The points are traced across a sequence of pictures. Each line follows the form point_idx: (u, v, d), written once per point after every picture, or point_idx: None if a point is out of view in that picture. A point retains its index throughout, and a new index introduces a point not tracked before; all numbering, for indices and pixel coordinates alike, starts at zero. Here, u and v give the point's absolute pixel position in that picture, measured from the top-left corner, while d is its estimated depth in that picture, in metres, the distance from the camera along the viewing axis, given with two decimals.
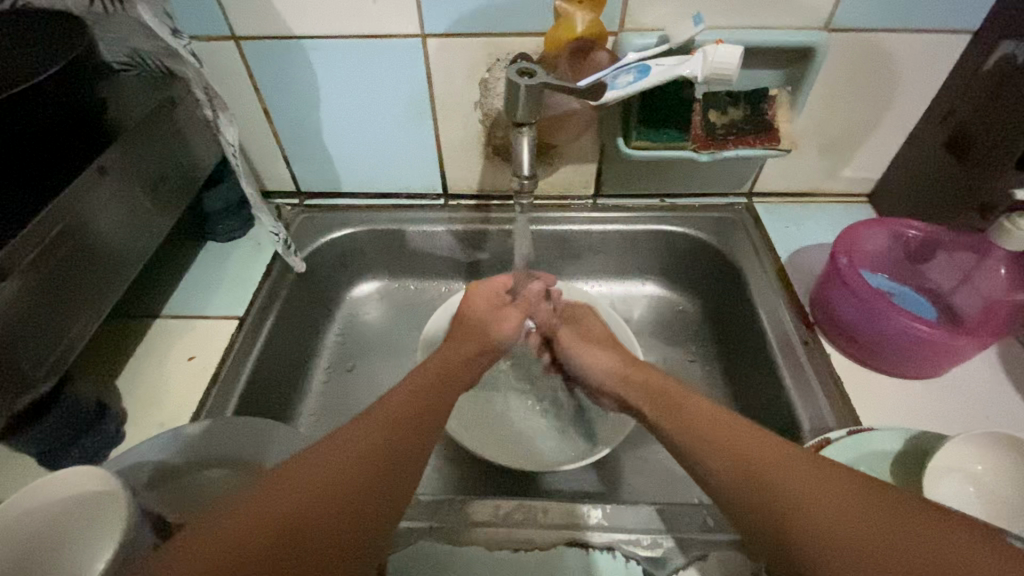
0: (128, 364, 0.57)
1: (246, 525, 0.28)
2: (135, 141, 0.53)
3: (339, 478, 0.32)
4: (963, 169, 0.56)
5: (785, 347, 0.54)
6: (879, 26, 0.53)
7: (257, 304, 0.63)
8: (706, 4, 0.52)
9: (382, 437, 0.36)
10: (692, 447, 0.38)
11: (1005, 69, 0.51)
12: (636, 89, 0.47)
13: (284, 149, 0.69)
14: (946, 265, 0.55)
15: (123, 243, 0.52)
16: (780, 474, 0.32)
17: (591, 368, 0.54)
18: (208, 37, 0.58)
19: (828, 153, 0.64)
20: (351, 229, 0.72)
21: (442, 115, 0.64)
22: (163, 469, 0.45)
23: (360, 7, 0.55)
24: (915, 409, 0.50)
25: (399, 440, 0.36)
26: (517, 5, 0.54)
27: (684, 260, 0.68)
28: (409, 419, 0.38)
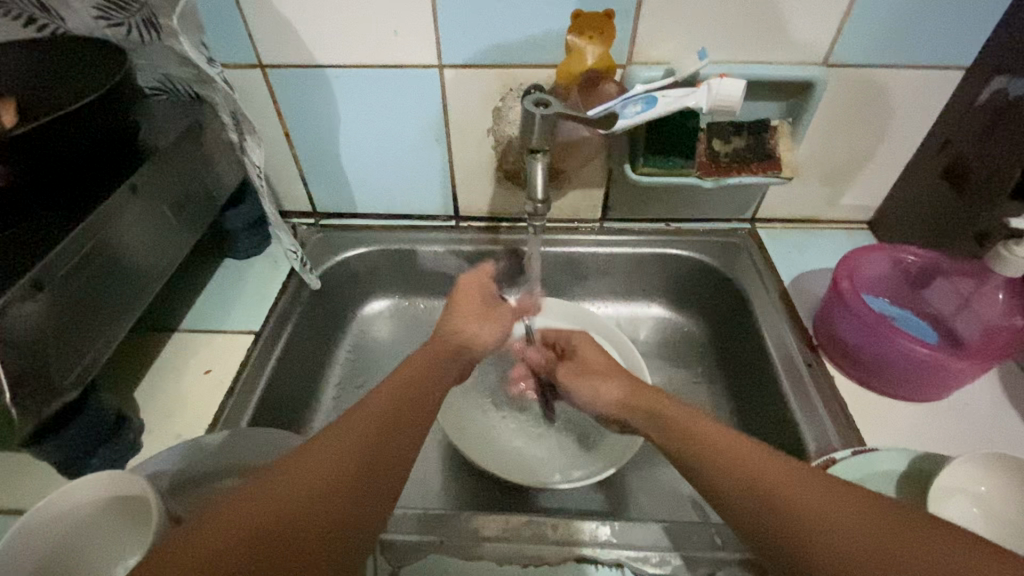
0: (148, 376, 0.59)
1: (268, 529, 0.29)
2: (165, 162, 0.55)
3: (337, 475, 0.33)
4: (960, 198, 0.58)
5: (789, 369, 0.55)
6: (874, 63, 0.56)
7: (272, 320, 0.64)
8: (709, 40, 0.55)
9: (374, 433, 0.36)
10: (694, 455, 0.38)
11: (997, 103, 0.53)
12: (646, 118, 0.49)
13: (303, 171, 0.72)
14: (945, 290, 0.56)
15: (149, 258, 0.54)
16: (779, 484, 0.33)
17: (595, 401, 0.49)
18: (238, 65, 0.62)
19: (829, 181, 0.66)
20: (364, 249, 0.74)
21: (456, 140, 0.67)
22: (182, 478, 0.46)
23: (382, 38, 0.58)
24: (919, 430, 0.51)
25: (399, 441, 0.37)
26: (531, 39, 0.57)
27: (689, 283, 0.70)
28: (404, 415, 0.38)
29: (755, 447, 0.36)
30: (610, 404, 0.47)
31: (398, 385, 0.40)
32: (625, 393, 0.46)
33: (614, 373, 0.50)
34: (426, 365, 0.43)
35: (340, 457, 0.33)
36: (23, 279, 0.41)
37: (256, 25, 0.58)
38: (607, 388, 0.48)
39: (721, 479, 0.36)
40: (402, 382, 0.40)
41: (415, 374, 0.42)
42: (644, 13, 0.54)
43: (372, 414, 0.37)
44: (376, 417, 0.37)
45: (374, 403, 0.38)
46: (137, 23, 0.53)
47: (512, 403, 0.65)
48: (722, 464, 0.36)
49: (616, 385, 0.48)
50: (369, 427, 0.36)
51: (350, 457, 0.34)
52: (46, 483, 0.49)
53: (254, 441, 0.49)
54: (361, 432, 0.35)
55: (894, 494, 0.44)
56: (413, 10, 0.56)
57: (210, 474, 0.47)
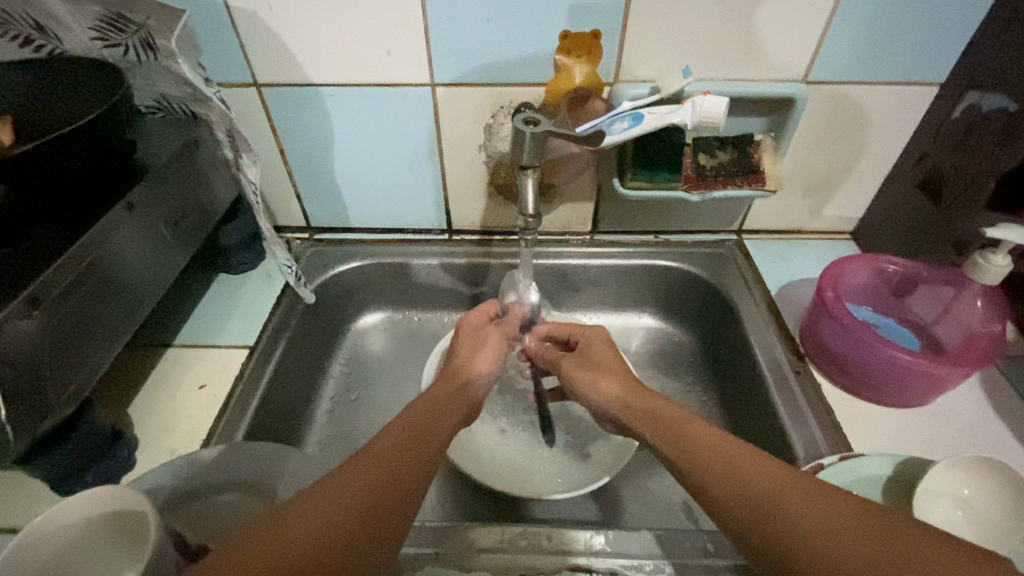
0: (142, 392, 0.59)
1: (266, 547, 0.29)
2: (161, 179, 0.56)
3: (338, 512, 0.33)
4: (938, 208, 0.60)
5: (777, 376, 0.56)
6: (852, 80, 0.58)
7: (266, 334, 0.65)
8: (693, 59, 0.57)
9: (379, 472, 0.36)
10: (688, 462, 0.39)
11: (971, 118, 0.55)
12: (633, 134, 0.51)
13: (297, 187, 0.73)
14: (926, 298, 0.57)
15: (144, 275, 0.54)
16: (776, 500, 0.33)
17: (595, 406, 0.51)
18: (233, 84, 0.63)
19: (812, 193, 0.68)
20: (358, 262, 0.75)
21: (449, 156, 0.68)
22: (178, 493, 0.46)
23: (375, 57, 0.59)
24: (904, 435, 0.52)
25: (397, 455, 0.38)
26: (520, 58, 0.58)
27: (678, 293, 0.71)
28: (412, 454, 0.39)
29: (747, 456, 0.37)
30: (605, 399, 0.51)
31: (410, 428, 0.42)
32: (620, 388, 0.50)
33: (610, 369, 0.54)
34: (434, 409, 0.45)
35: (345, 493, 0.34)
36: (20, 296, 0.41)
37: (251, 45, 0.59)
38: (602, 380, 0.52)
39: (716, 489, 0.36)
40: (413, 423, 0.42)
41: (424, 419, 0.43)
42: (630, 32, 0.55)
43: (380, 455, 0.38)
44: (384, 458, 0.38)
45: (383, 444, 0.39)
46: (134, 42, 0.54)
47: (506, 414, 0.66)
48: (725, 481, 0.36)
49: (611, 379, 0.52)
50: (379, 467, 0.37)
51: (356, 493, 0.34)
52: (40, 501, 0.49)
53: (250, 456, 0.50)
54: (370, 470, 0.36)
55: (881, 499, 0.45)
56: (406, 30, 0.57)
57: (206, 489, 0.47)
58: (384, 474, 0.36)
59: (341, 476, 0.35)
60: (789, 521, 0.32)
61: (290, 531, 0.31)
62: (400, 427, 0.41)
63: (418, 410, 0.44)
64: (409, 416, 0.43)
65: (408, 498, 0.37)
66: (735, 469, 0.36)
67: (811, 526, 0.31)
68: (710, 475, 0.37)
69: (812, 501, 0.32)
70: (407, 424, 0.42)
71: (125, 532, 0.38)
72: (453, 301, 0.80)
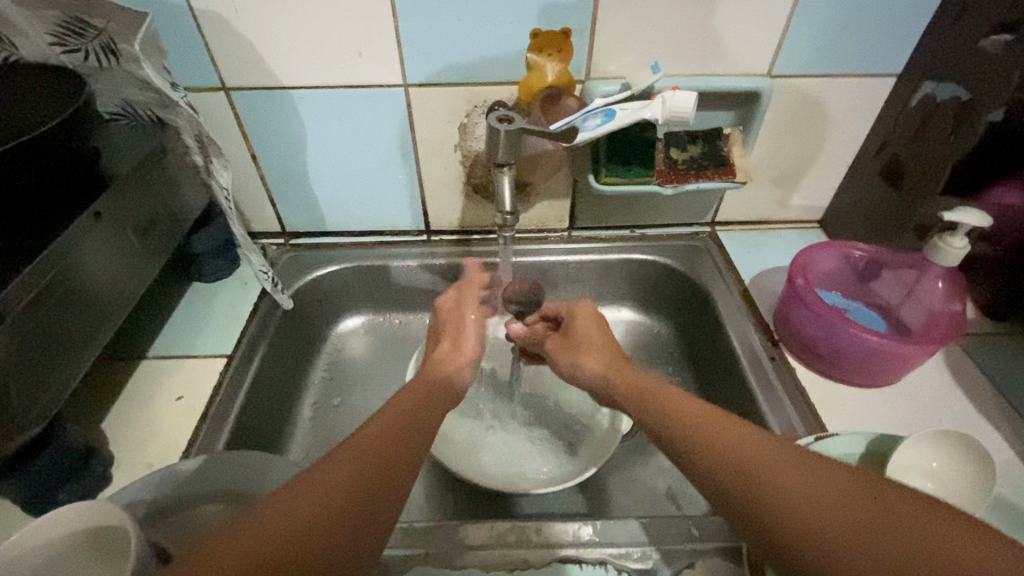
0: (116, 407, 0.57)
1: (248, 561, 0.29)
2: (127, 187, 0.54)
3: (319, 513, 0.33)
4: (899, 195, 0.62)
5: (753, 362, 0.58)
6: (814, 73, 0.59)
7: (244, 342, 0.64)
8: (661, 55, 0.58)
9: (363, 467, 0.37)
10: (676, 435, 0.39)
11: (926, 106, 0.58)
12: (606, 130, 0.51)
13: (271, 192, 0.72)
14: (891, 281, 0.60)
15: (111, 287, 0.52)
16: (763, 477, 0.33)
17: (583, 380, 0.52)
18: (200, 89, 0.61)
19: (780, 185, 0.70)
20: (336, 266, 0.74)
21: (424, 157, 0.68)
22: (158, 506, 0.46)
23: (346, 58, 0.59)
24: (876, 414, 0.54)
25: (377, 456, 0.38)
26: (491, 57, 0.59)
27: (656, 286, 0.72)
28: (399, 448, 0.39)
29: (733, 427, 0.37)
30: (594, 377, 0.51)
31: (396, 421, 0.41)
32: (605, 368, 0.50)
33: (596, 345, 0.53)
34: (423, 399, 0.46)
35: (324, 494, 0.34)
36: None
37: (217, 48, 0.58)
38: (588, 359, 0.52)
39: (708, 461, 0.36)
40: (404, 414, 0.43)
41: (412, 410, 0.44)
42: (599, 30, 0.56)
43: (366, 450, 0.38)
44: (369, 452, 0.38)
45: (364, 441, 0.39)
46: (95, 48, 0.53)
47: (491, 412, 0.66)
48: (719, 454, 0.36)
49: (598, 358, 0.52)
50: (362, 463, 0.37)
51: (334, 494, 0.34)
52: (13, 521, 0.47)
53: (232, 465, 0.49)
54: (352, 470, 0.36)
55: None
56: (376, 30, 0.57)
57: (188, 500, 0.46)
58: (367, 471, 0.36)
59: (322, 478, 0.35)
60: (781, 499, 0.32)
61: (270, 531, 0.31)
62: (386, 420, 0.41)
63: (401, 401, 0.44)
64: (391, 409, 0.43)
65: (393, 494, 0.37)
66: (720, 439, 0.37)
67: (809, 502, 0.31)
68: (700, 446, 0.37)
69: (805, 469, 0.33)
70: (393, 418, 0.42)
71: (104, 547, 0.37)
72: (434, 301, 0.80)
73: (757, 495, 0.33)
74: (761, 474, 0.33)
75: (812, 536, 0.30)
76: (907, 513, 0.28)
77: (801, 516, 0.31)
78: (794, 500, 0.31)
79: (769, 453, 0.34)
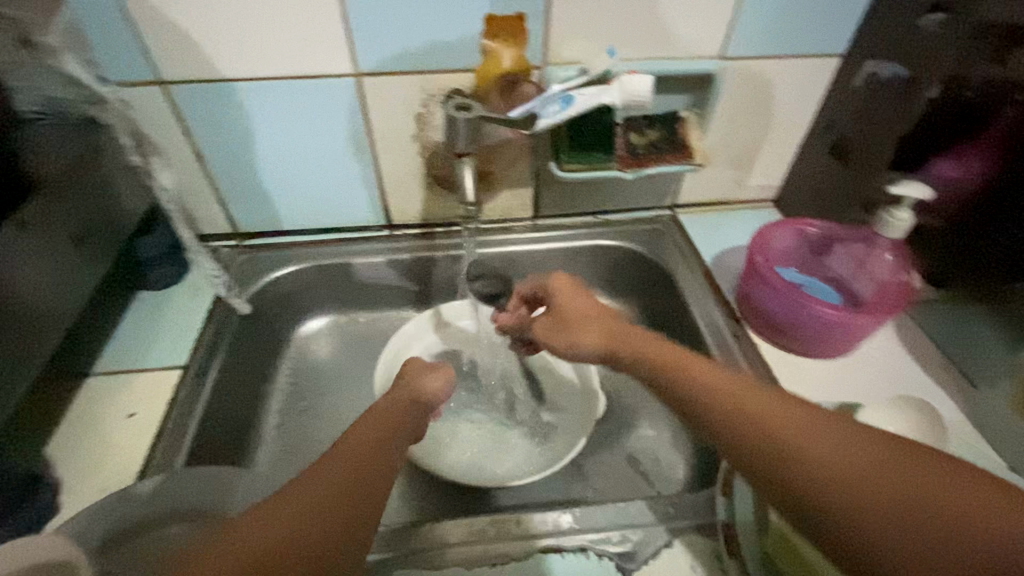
0: (61, 430, 0.54)
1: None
2: (56, 192, 0.50)
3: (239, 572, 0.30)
4: (847, 171, 0.65)
5: (719, 341, 0.59)
6: (765, 54, 0.60)
7: (200, 352, 0.61)
8: (616, 39, 0.58)
9: (302, 513, 0.33)
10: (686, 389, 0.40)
11: (870, 85, 0.60)
12: (565, 117, 0.51)
13: (219, 191, 0.68)
14: (844, 255, 0.62)
15: (46, 300, 0.49)
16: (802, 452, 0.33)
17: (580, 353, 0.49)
18: (133, 83, 0.57)
19: (736, 166, 0.71)
20: (295, 267, 0.72)
21: (381, 149, 0.66)
22: (116, 529, 0.43)
23: (292, 47, 0.56)
24: (835, 384, 0.56)
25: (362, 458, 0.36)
26: (445, 43, 0.57)
27: (622, 270, 0.73)
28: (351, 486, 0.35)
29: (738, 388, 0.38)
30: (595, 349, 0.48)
31: (350, 459, 0.36)
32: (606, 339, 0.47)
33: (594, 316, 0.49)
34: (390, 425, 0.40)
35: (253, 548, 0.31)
36: None
37: (149, 38, 0.54)
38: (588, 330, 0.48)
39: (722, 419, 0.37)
40: (364, 449, 0.37)
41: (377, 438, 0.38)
42: (553, 14, 0.55)
43: (307, 495, 0.34)
44: (312, 496, 0.34)
45: (306, 485, 0.34)
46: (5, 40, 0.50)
47: (464, 406, 0.65)
48: (731, 409, 0.37)
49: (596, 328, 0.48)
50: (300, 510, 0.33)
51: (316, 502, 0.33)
52: None
53: (194, 482, 0.46)
54: (284, 519, 0.32)
55: None
56: (323, 17, 0.54)
57: (153, 522, 0.44)
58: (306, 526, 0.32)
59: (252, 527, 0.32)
60: (800, 451, 0.34)
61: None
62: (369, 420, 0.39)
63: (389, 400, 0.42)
64: (368, 420, 0.40)
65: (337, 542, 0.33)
66: (738, 399, 0.37)
67: (824, 452, 0.33)
68: (712, 402, 0.38)
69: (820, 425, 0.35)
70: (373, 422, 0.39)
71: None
72: (400, 297, 0.78)
73: (790, 460, 0.34)
74: (799, 447, 0.34)
75: (826, 483, 0.32)
76: (917, 465, 0.31)
77: (851, 480, 0.32)
78: (837, 472, 0.32)
79: (790, 412, 0.36)
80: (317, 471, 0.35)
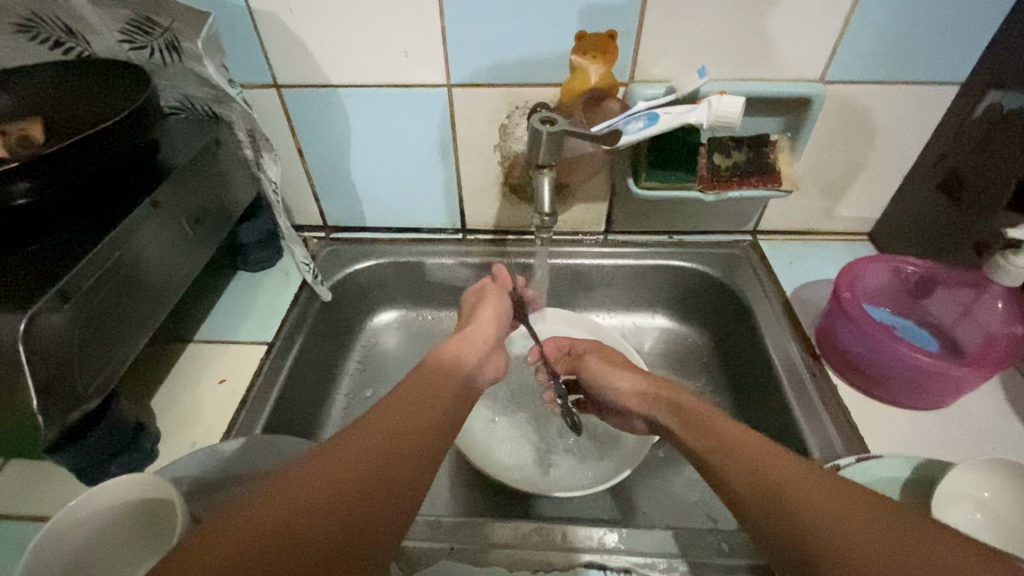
0: (164, 388, 0.60)
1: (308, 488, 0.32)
2: (183, 180, 0.57)
3: (363, 457, 0.35)
4: (958, 210, 0.59)
5: (794, 378, 0.56)
6: (871, 79, 0.58)
7: (284, 330, 0.66)
8: (709, 59, 0.57)
9: (383, 445, 0.37)
10: None
11: (993, 117, 0.55)
12: (649, 134, 0.51)
13: (315, 187, 0.74)
14: (946, 300, 0.58)
15: (167, 273, 0.55)
16: (788, 486, 0.35)
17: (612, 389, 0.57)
18: (254, 85, 0.64)
19: (827, 194, 0.68)
20: (374, 261, 0.76)
21: (463, 155, 0.69)
22: (202, 481, 0.48)
23: (394, 57, 0.60)
24: (923, 439, 0.52)
25: (416, 419, 0.40)
26: (533, 57, 0.59)
27: (693, 294, 0.71)
28: (420, 422, 0.40)
29: None
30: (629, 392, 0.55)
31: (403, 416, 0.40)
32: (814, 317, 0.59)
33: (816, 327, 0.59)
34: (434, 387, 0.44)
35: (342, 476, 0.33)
36: (52, 289, 0.43)
37: (271, 47, 0.61)
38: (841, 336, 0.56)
39: None
40: (397, 410, 0.40)
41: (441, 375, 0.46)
42: (644, 34, 0.56)
43: (376, 440, 0.37)
44: (373, 441, 0.37)
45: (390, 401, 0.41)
46: (159, 46, 0.57)
47: (527, 422, 0.66)
48: None
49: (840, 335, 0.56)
50: (361, 452, 0.36)
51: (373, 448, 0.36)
52: (69, 491, 0.50)
53: (268, 449, 0.50)
54: (357, 471, 0.34)
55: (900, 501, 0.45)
56: (423, 32, 0.58)
57: (227, 479, 0.48)
58: (389, 473, 0.35)
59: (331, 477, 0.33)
60: None
61: (349, 452, 0.35)
62: (414, 385, 0.44)
63: (420, 380, 0.45)
64: (420, 386, 0.44)
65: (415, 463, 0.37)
66: None
67: None
68: None
69: None
70: (417, 393, 0.43)
71: (151, 519, 0.39)
72: None
73: None
74: None
75: None
76: None
77: None
78: None
79: None
80: (366, 426, 0.38)
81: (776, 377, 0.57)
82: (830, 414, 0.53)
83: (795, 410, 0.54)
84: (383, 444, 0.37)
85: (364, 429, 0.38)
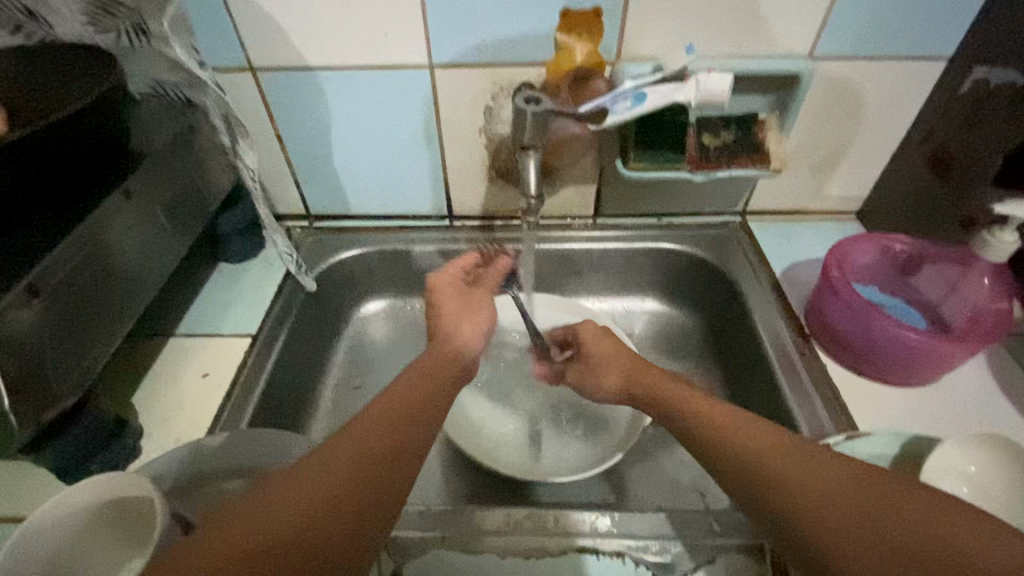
0: (145, 384, 0.59)
1: (311, 489, 0.32)
2: (156, 169, 0.55)
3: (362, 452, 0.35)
4: (945, 186, 0.60)
5: (783, 358, 0.56)
6: (861, 55, 0.57)
7: (268, 323, 0.64)
8: (696, 35, 0.56)
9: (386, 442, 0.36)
10: None
11: (979, 92, 0.55)
12: (634, 115, 0.49)
13: (295, 173, 0.72)
14: (934, 277, 0.58)
15: (141, 265, 0.54)
16: (769, 460, 0.35)
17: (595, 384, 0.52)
18: (228, 68, 0.62)
19: (816, 173, 0.68)
20: (360, 250, 0.74)
21: (447, 138, 0.67)
22: (187, 477, 0.47)
23: (372, 37, 0.58)
24: (910, 416, 0.52)
25: (422, 419, 0.40)
26: (517, 35, 0.57)
27: (683, 276, 0.71)
28: (418, 415, 0.40)
29: None
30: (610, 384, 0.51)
31: (381, 417, 0.38)
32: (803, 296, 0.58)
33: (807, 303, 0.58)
34: (418, 384, 0.43)
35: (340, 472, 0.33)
36: (19, 284, 0.41)
37: (244, 28, 0.58)
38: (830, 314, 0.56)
39: None
40: (401, 407, 0.39)
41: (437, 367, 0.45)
42: (630, 9, 0.55)
43: (379, 437, 0.36)
44: (374, 435, 0.36)
45: (389, 395, 0.41)
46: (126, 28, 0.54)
47: (518, 409, 0.65)
48: None
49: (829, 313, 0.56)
50: (363, 449, 0.35)
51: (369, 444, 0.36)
52: (49, 491, 0.49)
53: (254, 444, 0.49)
54: (347, 475, 0.33)
55: None
56: (401, 11, 0.56)
57: (213, 475, 0.47)
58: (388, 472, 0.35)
59: (308, 481, 0.32)
60: None
61: (349, 450, 0.35)
62: (419, 376, 0.44)
63: (424, 375, 0.44)
64: (427, 381, 0.43)
65: (413, 460, 0.37)
66: None
67: None
68: None
69: None
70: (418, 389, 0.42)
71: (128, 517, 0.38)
72: None
73: None
74: None
75: None
76: None
77: None
78: None
79: None
80: (364, 424, 0.37)
81: (765, 358, 0.57)
82: (818, 393, 0.53)
83: (784, 390, 0.54)
84: (386, 439, 0.36)
85: (364, 424, 0.37)
